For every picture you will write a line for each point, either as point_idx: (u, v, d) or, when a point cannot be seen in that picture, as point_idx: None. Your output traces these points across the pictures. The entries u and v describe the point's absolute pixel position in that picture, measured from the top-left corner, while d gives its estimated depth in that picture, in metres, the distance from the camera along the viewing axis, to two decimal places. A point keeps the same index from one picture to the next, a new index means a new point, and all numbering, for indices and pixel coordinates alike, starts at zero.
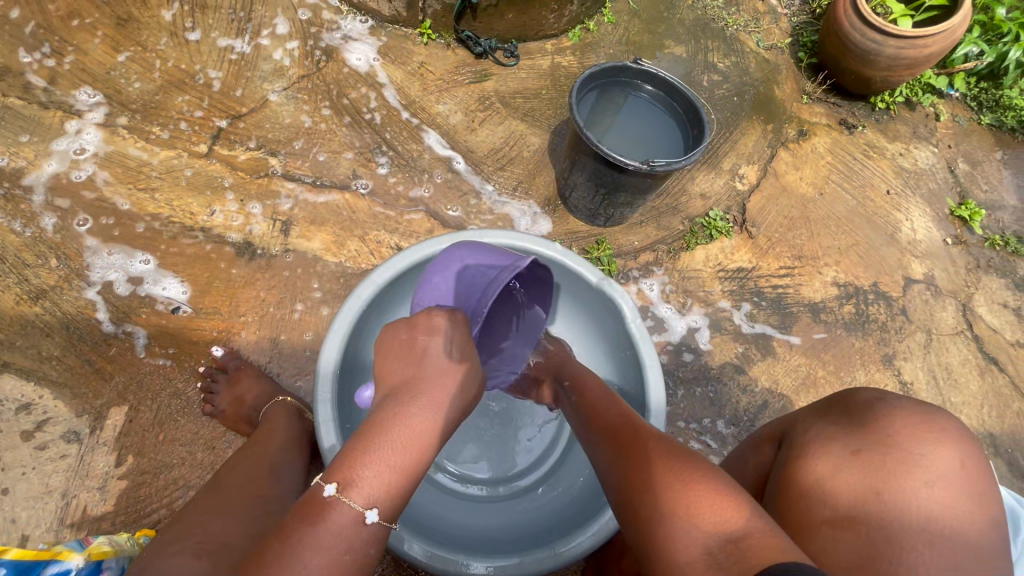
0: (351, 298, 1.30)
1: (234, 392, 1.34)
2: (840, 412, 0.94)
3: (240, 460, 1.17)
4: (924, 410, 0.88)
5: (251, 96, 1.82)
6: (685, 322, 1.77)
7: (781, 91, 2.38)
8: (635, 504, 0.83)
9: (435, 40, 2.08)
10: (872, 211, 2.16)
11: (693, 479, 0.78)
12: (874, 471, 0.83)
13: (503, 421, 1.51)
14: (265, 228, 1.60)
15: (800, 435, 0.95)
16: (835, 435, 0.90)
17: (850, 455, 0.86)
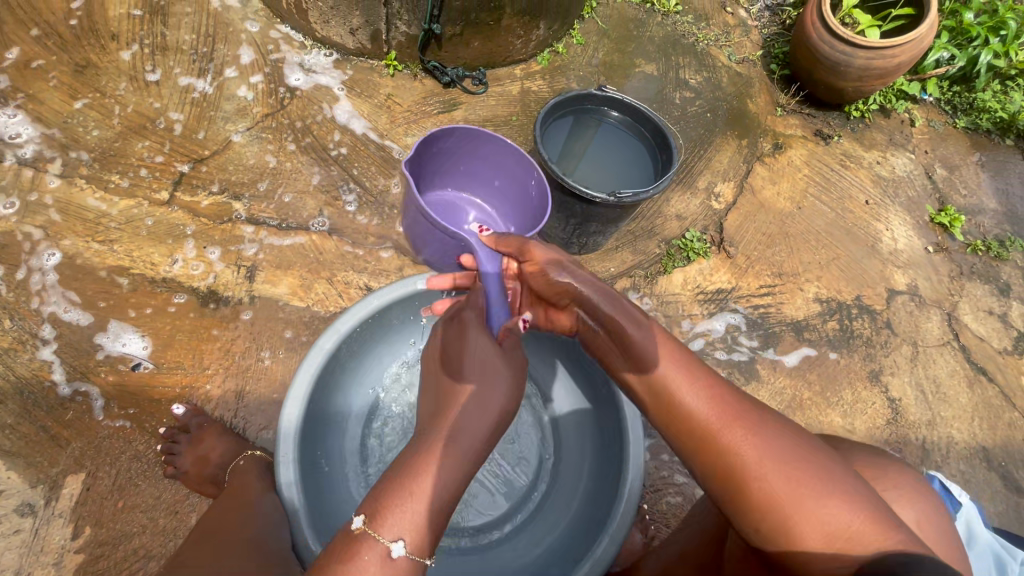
0: (312, 350, 1.24)
1: (196, 452, 1.28)
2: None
3: (216, 514, 1.17)
4: (881, 463, 0.95)
5: (213, 138, 1.78)
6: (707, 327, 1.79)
7: (754, 105, 2.36)
8: (735, 486, 0.87)
9: (401, 71, 2.05)
10: (851, 222, 2.14)
11: (805, 481, 0.82)
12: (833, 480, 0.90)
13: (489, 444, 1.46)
14: (229, 275, 1.56)
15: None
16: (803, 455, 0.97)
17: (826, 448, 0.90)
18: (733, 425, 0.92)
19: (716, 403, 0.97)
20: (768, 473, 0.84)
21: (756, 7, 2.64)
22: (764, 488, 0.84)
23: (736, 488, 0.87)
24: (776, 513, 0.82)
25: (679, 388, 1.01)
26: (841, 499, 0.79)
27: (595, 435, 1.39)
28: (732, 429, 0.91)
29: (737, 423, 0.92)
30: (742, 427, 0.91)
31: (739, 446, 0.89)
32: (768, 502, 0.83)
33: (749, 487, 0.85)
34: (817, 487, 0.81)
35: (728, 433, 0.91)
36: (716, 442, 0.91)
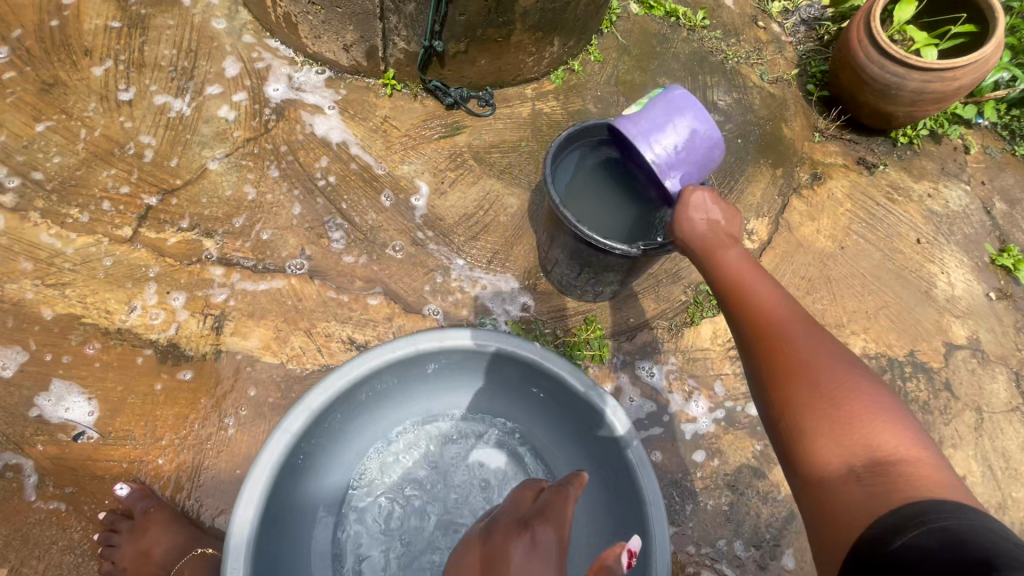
0: (276, 433, 1.03)
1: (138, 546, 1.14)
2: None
3: None
4: None
5: (187, 166, 1.61)
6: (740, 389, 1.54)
7: (790, 130, 2.14)
8: (776, 367, 0.87)
9: (399, 91, 1.86)
10: (902, 264, 1.90)
11: (858, 393, 0.79)
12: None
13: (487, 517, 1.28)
14: (193, 326, 1.37)
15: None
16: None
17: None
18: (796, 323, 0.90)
19: (782, 293, 0.96)
20: (822, 378, 0.81)
21: (791, 21, 2.42)
22: (809, 383, 0.82)
23: (767, 348, 0.90)
24: (807, 423, 0.80)
25: (741, 273, 1.02)
26: (898, 436, 0.74)
27: (605, 517, 1.21)
28: (795, 334, 0.88)
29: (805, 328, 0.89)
30: (808, 344, 0.87)
31: (790, 343, 0.88)
32: (802, 403, 0.81)
33: (792, 382, 0.84)
34: (869, 408, 0.77)
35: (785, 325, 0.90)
36: (773, 332, 0.90)
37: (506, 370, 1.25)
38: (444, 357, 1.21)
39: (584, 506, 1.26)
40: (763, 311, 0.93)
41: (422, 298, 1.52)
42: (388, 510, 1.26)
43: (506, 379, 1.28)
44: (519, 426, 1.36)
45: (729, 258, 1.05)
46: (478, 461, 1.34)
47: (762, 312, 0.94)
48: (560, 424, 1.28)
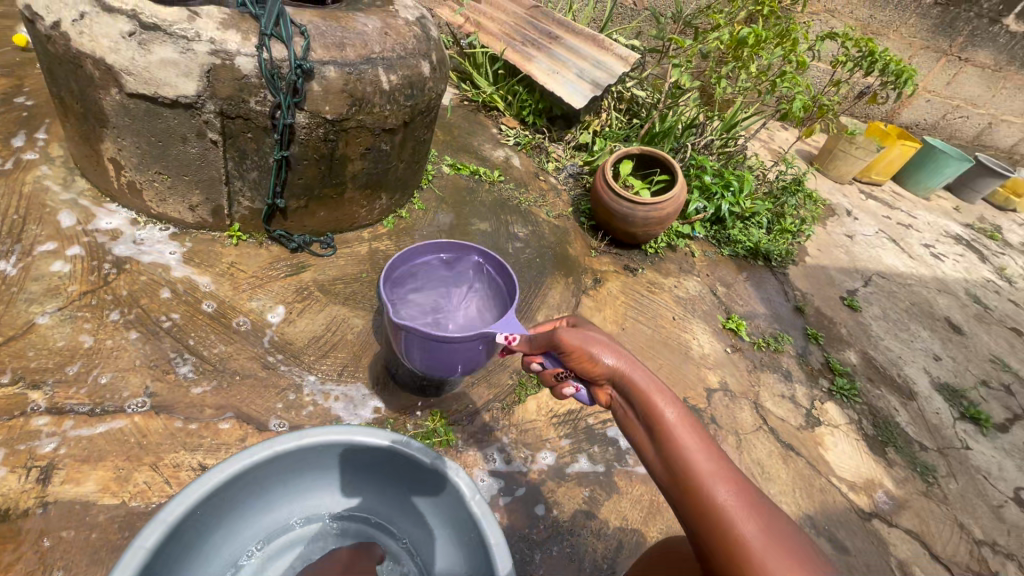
0: (126, 552, 1.04)
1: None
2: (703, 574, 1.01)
3: None
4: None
5: (11, 322, 1.60)
6: (565, 447, 1.89)
7: (574, 249, 2.84)
8: (726, 536, 0.78)
9: (245, 240, 2.11)
10: (666, 336, 2.55)
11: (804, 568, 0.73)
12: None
13: None
14: (11, 482, 1.30)
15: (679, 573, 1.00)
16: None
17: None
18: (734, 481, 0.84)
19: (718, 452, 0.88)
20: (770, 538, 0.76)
21: (563, 176, 3.34)
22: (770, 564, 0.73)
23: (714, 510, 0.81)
24: None
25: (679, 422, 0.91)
26: None
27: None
28: (739, 504, 0.80)
29: (738, 483, 0.84)
30: (751, 505, 0.81)
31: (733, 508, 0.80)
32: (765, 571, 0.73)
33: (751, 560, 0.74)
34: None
35: (722, 484, 0.83)
36: (717, 501, 0.81)
37: (363, 461, 1.43)
38: (304, 456, 1.34)
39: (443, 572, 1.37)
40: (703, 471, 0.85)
41: (271, 415, 1.63)
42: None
43: (363, 470, 1.45)
44: (382, 513, 1.50)
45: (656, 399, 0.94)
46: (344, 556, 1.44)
47: (706, 474, 0.84)
48: (415, 501, 1.43)
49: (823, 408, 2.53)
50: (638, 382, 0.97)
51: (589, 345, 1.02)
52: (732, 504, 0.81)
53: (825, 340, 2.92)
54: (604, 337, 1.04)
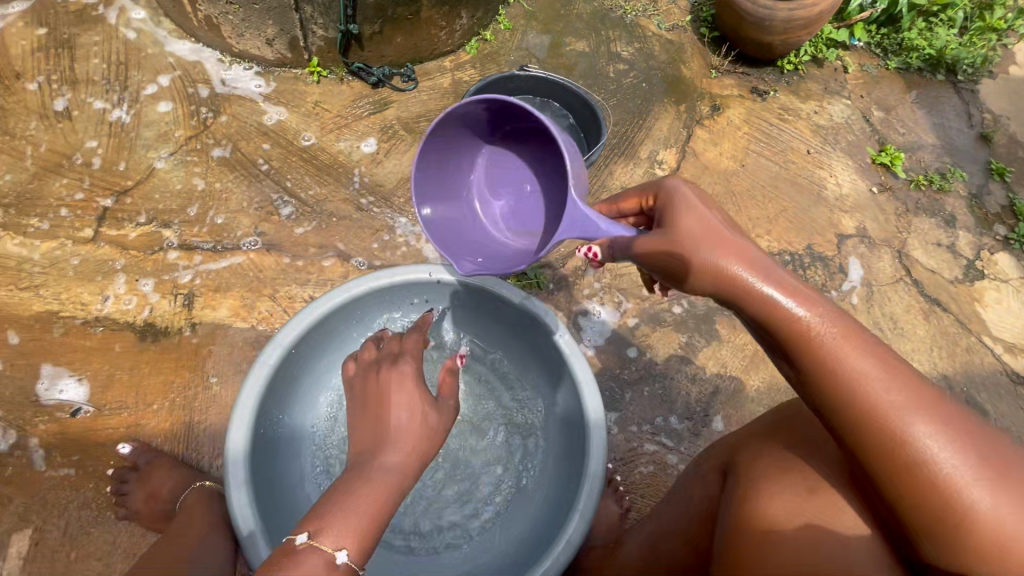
0: (255, 364, 1.17)
1: (343, 507, 0.84)
2: (786, 437, 0.98)
3: (160, 547, 1.10)
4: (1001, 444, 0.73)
5: (136, 168, 1.69)
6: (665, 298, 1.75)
7: (689, 70, 2.36)
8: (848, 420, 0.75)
9: (327, 77, 1.97)
10: (796, 172, 2.17)
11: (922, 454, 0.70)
12: (829, 506, 0.84)
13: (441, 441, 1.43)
14: (166, 305, 1.50)
15: (752, 471, 0.95)
16: (786, 471, 0.92)
17: (806, 492, 0.87)
18: (906, 379, 0.75)
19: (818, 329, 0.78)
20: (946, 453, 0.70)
21: None
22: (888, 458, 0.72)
23: (876, 427, 0.73)
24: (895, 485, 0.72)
25: (780, 309, 0.79)
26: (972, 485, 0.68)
27: (561, 428, 1.33)
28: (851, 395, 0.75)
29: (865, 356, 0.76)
30: (928, 403, 0.73)
31: (901, 416, 0.72)
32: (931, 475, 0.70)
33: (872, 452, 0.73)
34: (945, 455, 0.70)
35: (892, 391, 0.74)
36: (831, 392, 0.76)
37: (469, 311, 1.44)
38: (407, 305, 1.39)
39: (543, 421, 1.40)
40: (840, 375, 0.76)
41: (360, 259, 1.67)
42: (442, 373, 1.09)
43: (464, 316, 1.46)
44: (489, 355, 1.49)
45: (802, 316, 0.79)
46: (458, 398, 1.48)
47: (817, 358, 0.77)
48: (515, 343, 1.43)
49: (991, 260, 2.08)
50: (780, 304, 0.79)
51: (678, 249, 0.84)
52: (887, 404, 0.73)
53: (1014, 177, 2.31)
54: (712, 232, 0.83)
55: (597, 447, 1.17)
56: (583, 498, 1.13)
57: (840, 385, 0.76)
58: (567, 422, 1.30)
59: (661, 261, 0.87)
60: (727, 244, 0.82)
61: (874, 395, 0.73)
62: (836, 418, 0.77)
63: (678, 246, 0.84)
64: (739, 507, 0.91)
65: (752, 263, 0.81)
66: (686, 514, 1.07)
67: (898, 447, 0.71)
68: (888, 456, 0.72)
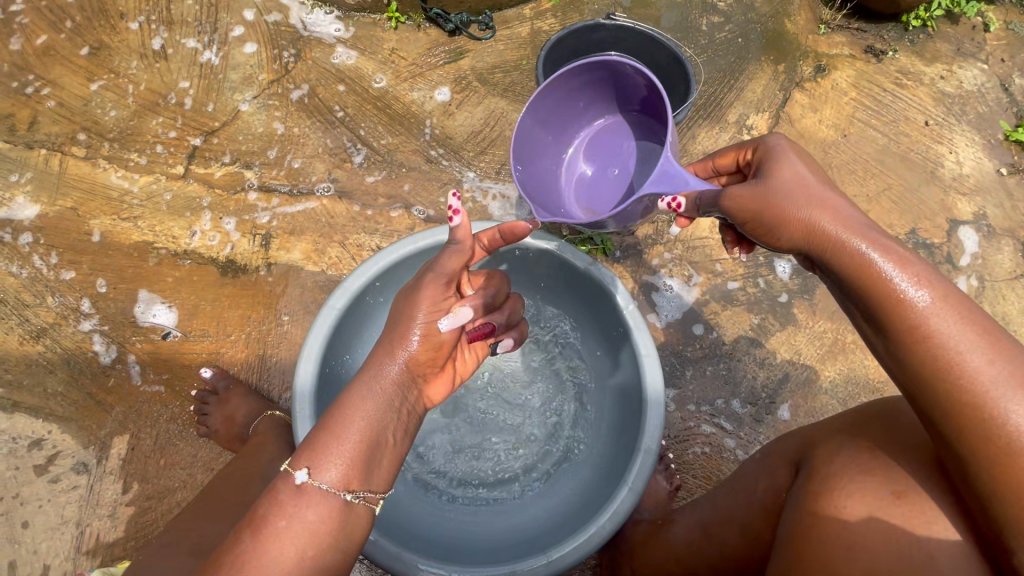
0: (324, 308, 1.22)
1: (328, 428, 0.83)
2: (875, 434, 0.90)
3: (233, 468, 1.19)
4: None
5: (223, 110, 1.76)
6: (741, 275, 1.64)
7: (794, 25, 2.08)
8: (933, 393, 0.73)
9: (404, 23, 1.91)
10: (908, 147, 1.92)
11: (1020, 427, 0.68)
12: (916, 516, 0.77)
13: (494, 399, 1.44)
14: (246, 244, 1.58)
15: (830, 465, 0.88)
16: (871, 470, 0.84)
17: (892, 497, 0.80)
18: (1001, 349, 0.72)
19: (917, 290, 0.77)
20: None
21: None
22: (980, 429, 0.70)
23: (956, 390, 0.71)
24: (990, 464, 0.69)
25: (870, 268, 0.81)
26: None
27: (618, 398, 1.30)
28: (943, 360, 0.73)
29: (967, 321, 0.75)
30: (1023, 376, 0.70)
31: (987, 382, 0.70)
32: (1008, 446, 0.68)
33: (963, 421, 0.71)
34: None
35: (979, 356, 0.72)
36: (921, 359, 0.75)
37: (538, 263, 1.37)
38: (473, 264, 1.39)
39: (600, 390, 1.37)
40: (937, 337, 0.74)
41: (422, 211, 1.67)
42: (447, 283, 0.97)
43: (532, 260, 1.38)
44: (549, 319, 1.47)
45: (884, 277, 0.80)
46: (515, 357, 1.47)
47: (908, 323, 0.76)
48: (578, 309, 1.39)
49: None
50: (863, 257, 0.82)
51: (774, 202, 0.92)
52: (986, 374, 0.71)
53: None
54: (801, 191, 0.91)
55: (654, 422, 1.14)
56: (634, 471, 1.11)
57: (924, 345, 0.75)
58: (625, 394, 1.27)
59: (748, 211, 0.95)
60: (812, 201, 0.90)
61: (970, 364, 0.71)
62: (911, 378, 0.76)
63: (766, 198, 0.93)
64: (813, 502, 0.85)
65: (842, 218, 0.87)
66: (746, 504, 1.02)
67: (975, 414, 0.70)
68: (963, 422, 0.71)
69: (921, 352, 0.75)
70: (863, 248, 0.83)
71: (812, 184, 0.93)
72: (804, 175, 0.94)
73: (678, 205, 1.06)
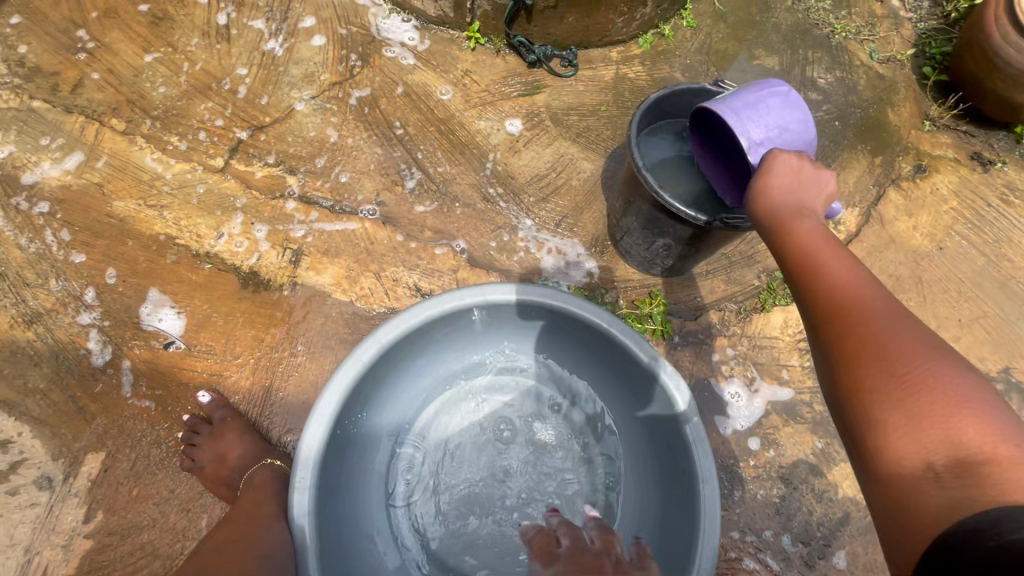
0: (348, 359, 1.07)
1: None
2: None
3: (225, 530, 1.01)
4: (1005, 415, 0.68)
5: (277, 105, 1.63)
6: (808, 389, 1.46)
7: (897, 116, 1.92)
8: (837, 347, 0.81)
9: (484, 45, 1.78)
10: (1008, 273, 1.73)
11: (912, 377, 0.72)
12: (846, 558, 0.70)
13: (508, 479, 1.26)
14: (274, 256, 1.44)
15: None
16: None
17: None
18: (907, 321, 0.78)
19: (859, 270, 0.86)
20: (909, 378, 0.72)
21: None
22: (876, 375, 0.74)
23: (848, 328, 0.80)
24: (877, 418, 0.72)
25: (812, 245, 0.91)
26: (960, 421, 0.67)
27: (661, 510, 1.13)
28: (856, 315, 0.81)
29: (880, 296, 0.82)
30: (922, 340, 0.75)
31: (890, 347, 0.75)
32: (877, 391, 0.73)
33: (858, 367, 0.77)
34: (933, 380, 0.71)
35: (895, 333, 0.77)
36: (836, 312, 0.83)
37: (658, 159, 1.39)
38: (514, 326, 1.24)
39: (637, 495, 1.21)
40: (842, 294, 0.84)
41: (465, 250, 1.52)
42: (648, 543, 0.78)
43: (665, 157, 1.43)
44: (593, 405, 1.30)
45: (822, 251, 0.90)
46: (546, 439, 1.30)
47: (830, 289, 0.85)
48: (627, 404, 1.22)
49: None
50: (797, 227, 0.94)
51: (765, 190, 1.01)
52: (874, 325, 0.78)
53: None
54: (787, 181, 1.00)
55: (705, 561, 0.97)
56: None
57: (828, 303, 0.84)
58: (671, 514, 1.09)
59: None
60: (783, 192, 1.00)
61: (874, 320, 0.79)
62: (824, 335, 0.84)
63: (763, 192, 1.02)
64: None
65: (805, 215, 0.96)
66: None
67: (854, 350, 0.78)
68: (857, 376, 0.76)
69: (819, 290, 0.86)
70: (808, 232, 0.93)
71: (798, 178, 1.00)
72: (790, 165, 1.01)
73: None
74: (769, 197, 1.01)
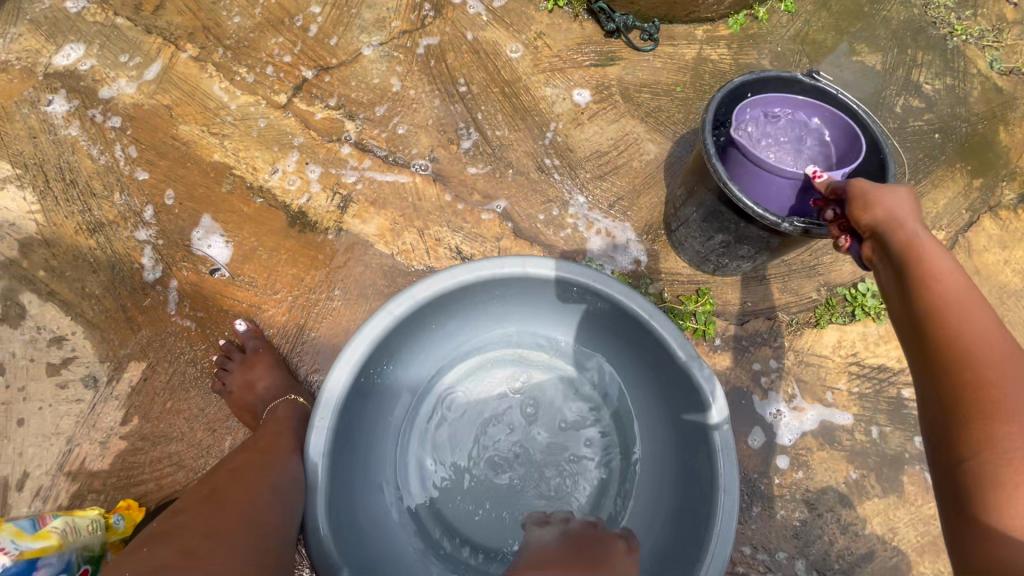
0: (381, 310, 1.07)
1: None
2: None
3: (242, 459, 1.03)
4: None
5: (344, 47, 1.61)
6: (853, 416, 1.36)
7: (1008, 136, 1.72)
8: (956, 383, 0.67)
9: (562, 8, 1.69)
10: None
11: None
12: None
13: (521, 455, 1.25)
14: (323, 199, 1.45)
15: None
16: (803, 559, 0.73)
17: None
18: None
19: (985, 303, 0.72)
20: None
21: None
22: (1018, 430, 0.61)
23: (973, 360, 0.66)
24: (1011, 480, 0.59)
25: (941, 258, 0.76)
26: None
27: (673, 513, 1.10)
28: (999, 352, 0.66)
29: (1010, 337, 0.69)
30: None
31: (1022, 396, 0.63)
32: (1012, 459, 0.60)
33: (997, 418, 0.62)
34: None
35: None
36: (971, 342, 0.67)
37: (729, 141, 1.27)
38: (551, 302, 1.21)
39: (651, 492, 1.17)
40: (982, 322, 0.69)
41: (511, 219, 1.48)
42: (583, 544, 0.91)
43: None
44: (621, 397, 1.26)
45: (942, 277, 0.73)
46: (566, 419, 1.28)
47: (967, 316, 0.70)
48: (656, 399, 1.17)
49: None
50: (925, 240, 0.78)
51: (883, 194, 0.86)
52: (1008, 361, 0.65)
53: None
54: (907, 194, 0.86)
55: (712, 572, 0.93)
56: None
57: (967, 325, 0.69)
58: (682, 517, 1.06)
59: (854, 200, 0.89)
60: (902, 199, 0.85)
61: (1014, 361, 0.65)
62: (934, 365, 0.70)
63: (875, 193, 0.87)
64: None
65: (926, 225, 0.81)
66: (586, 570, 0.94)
67: (992, 408, 0.63)
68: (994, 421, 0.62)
69: (953, 322, 0.69)
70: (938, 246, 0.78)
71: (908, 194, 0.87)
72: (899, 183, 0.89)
73: (846, 246, 0.94)
74: (883, 199, 0.85)
